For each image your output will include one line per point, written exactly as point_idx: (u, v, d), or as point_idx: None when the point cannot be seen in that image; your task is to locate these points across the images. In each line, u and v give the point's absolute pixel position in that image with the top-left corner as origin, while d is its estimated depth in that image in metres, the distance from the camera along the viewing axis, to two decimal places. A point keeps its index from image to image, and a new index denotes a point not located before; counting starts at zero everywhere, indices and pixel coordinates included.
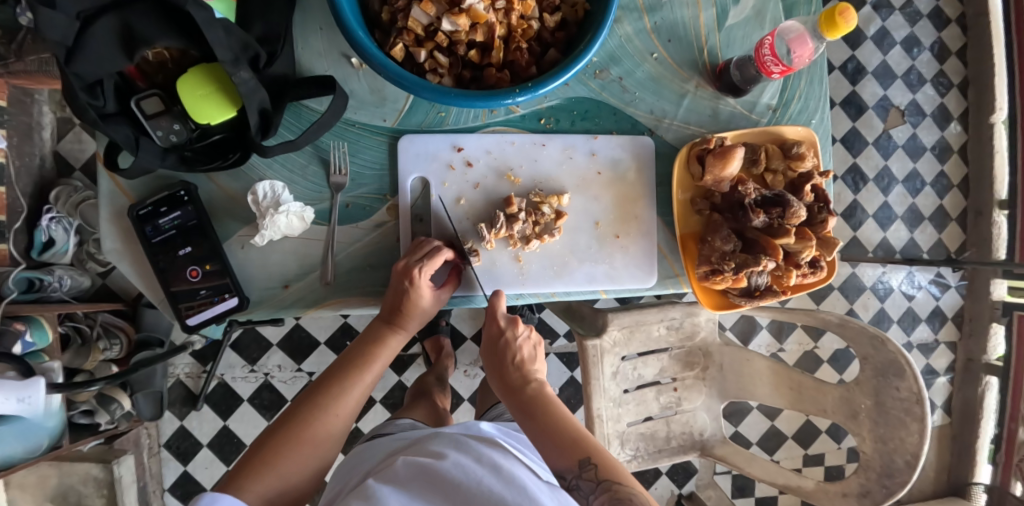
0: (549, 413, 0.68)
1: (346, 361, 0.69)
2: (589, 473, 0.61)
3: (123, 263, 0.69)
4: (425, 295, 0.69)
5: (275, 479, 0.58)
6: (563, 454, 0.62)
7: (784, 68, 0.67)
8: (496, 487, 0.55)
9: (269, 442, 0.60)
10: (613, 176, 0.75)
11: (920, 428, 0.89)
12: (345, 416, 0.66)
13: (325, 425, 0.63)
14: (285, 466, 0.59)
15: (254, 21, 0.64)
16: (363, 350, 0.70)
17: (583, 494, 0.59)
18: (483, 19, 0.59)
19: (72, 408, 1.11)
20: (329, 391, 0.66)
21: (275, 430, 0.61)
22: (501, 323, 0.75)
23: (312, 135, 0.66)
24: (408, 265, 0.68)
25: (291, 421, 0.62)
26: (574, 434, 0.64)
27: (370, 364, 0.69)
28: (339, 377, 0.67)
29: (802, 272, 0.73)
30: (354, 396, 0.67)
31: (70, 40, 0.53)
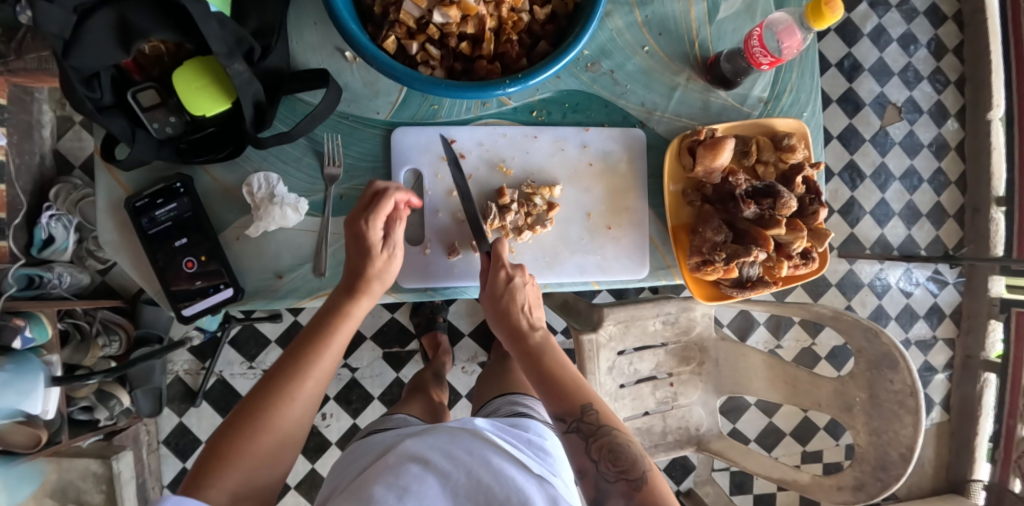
0: (553, 364, 0.74)
1: (304, 340, 0.65)
2: (589, 417, 0.69)
3: (120, 254, 0.70)
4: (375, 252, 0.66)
5: (238, 473, 0.56)
6: (567, 402, 0.70)
7: (772, 60, 0.67)
8: (485, 478, 0.57)
9: (228, 433, 0.58)
10: (605, 168, 0.75)
11: (914, 421, 0.89)
12: (306, 399, 0.62)
13: (283, 410, 0.60)
14: (249, 458, 0.57)
15: (248, 15, 0.64)
16: (322, 325, 0.66)
17: (583, 438, 0.68)
18: (474, 11, 0.60)
19: (72, 404, 1.12)
20: (287, 375, 0.61)
21: (233, 421, 0.59)
22: (507, 271, 0.70)
23: (308, 125, 0.67)
24: (355, 216, 0.66)
25: (250, 409, 0.59)
26: (575, 382, 0.72)
27: (329, 339, 0.65)
28: (297, 358, 0.63)
29: (794, 263, 0.73)
30: (313, 378, 0.63)
31: (68, 33, 0.54)
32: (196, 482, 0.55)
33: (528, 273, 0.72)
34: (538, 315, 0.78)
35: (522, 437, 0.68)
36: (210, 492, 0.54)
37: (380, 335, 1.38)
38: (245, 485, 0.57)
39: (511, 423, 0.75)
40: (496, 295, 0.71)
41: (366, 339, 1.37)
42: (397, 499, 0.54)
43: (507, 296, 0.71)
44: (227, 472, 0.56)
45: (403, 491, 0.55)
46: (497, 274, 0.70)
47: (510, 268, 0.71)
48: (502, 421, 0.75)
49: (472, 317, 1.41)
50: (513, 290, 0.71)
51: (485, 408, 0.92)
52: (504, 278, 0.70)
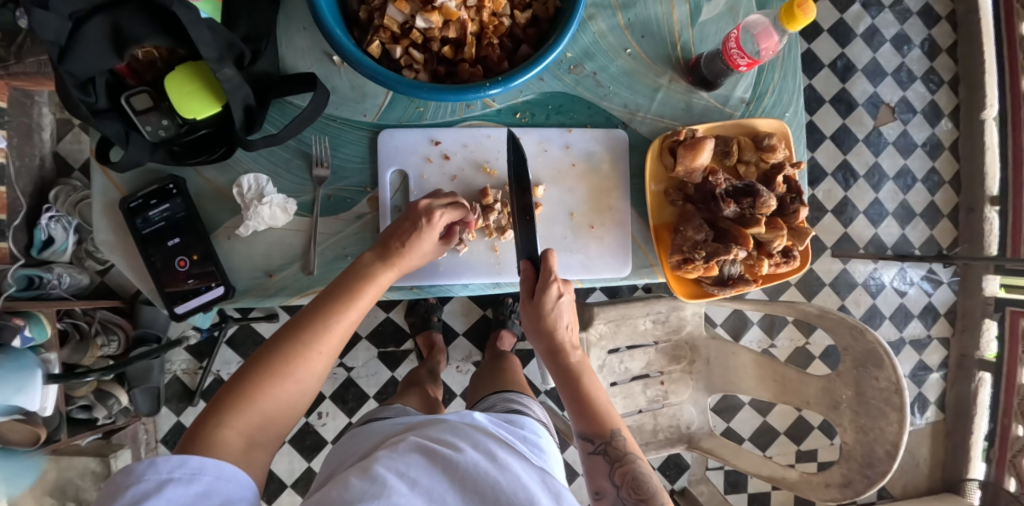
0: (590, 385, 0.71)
1: (331, 293, 0.63)
2: (618, 444, 0.68)
3: (115, 254, 0.71)
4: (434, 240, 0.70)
5: (258, 415, 0.55)
6: (599, 425, 0.69)
7: (750, 61, 0.68)
8: (492, 472, 0.58)
9: (251, 375, 0.56)
10: (588, 168, 0.76)
11: (899, 418, 0.90)
12: (332, 350, 0.61)
13: (312, 357, 0.59)
14: (267, 403, 0.56)
15: (238, 21, 0.66)
16: (352, 282, 0.65)
17: (608, 462, 0.67)
18: (455, 16, 0.62)
19: (71, 403, 1.14)
20: (315, 327, 0.60)
21: (253, 364, 0.57)
22: (558, 287, 0.70)
23: (294, 130, 0.68)
24: (426, 206, 0.69)
25: (274, 353, 0.57)
26: (606, 405, 0.70)
27: (360, 296, 0.64)
28: (327, 310, 0.62)
29: (775, 261, 0.74)
30: (341, 331, 0.61)
31: (63, 40, 0.56)
32: (209, 423, 0.52)
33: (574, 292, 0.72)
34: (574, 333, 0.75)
35: (517, 432, 0.71)
36: (225, 434, 0.52)
37: (375, 335, 1.40)
38: (258, 434, 0.54)
39: (504, 419, 0.75)
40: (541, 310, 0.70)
41: (362, 339, 1.39)
42: (408, 489, 0.54)
43: (555, 313, 0.71)
44: (245, 415, 0.54)
45: (414, 481, 0.55)
46: (549, 288, 0.70)
47: (560, 284, 0.71)
48: (496, 416, 0.76)
49: (467, 317, 1.43)
50: (559, 308, 0.71)
51: (479, 404, 0.94)
52: (554, 292, 0.70)
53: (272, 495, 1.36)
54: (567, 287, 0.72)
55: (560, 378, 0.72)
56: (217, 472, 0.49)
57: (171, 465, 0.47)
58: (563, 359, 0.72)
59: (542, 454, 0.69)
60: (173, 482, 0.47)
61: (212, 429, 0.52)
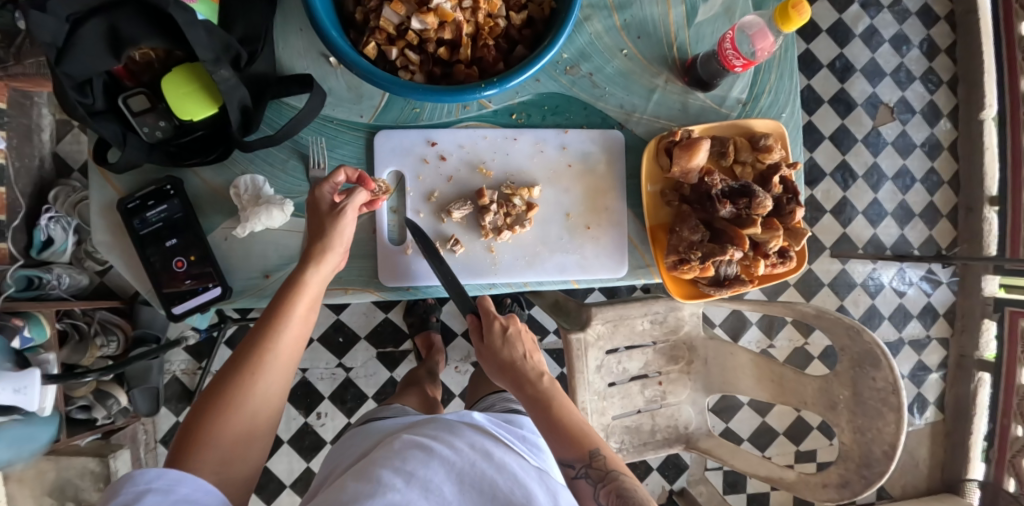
0: (559, 409, 0.70)
1: (269, 312, 0.61)
2: (598, 463, 0.67)
3: (113, 255, 0.71)
4: (326, 207, 0.67)
5: (219, 454, 0.54)
6: (575, 447, 0.67)
7: (745, 62, 0.68)
8: (487, 470, 0.58)
9: (201, 413, 0.55)
10: (584, 168, 0.77)
11: (897, 418, 0.90)
12: (278, 369, 0.59)
13: (256, 384, 0.57)
14: (223, 439, 0.54)
15: (235, 22, 0.66)
16: (286, 293, 0.62)
17: (591, 484, 0.66)
18: (450, 18, 0.62)
19: (69, 404, 1.15)
20: (253, 350, 0.58)
21: (198, 407, 0.55)
22: (501, 320, 0.75)
23: (290, 131, 0.68)
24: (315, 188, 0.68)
25: (219, 389, 0.56)
26: (581, 425, 0.70)
27: (295, 306, 0.61)
28: (263, 331, 0.59)
29: (771, 262, 0.75)
30: (283, 348, 0.59)
31: (60, 41, 0.56)
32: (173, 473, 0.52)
33: (520, 321, 0.77)
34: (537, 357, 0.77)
35: (516, 431, 0.71)
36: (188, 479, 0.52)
37: (374, 335, 1.40)
38: (225, 471, 0.54)
39: (503, 419, 0.75)
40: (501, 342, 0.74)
41: (361, 339, 1.39)
42: (404, 484, 0.54)
43: (506, 345, 0.74)
44: (204, 456, 0.53)
45: (410, 476, 0.55)
46: (493, 323, 0.75)
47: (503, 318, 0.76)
48: (495, 416, 0.76)
49: (465, 317, 1.43)
50: (509, 340, 0.75)
51: (478, 404, 0.94)
52: (499, 327, 0.75)
53: (271, 496, 1.36)
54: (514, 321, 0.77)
55: (533, 408, 0.70)
56: (193, 486, 0.50)
57: (148, 477, 0.49)
58: (530, 386, 0.72)
59: (541, 453, 0.69)
60: (150, 493, 0.48)
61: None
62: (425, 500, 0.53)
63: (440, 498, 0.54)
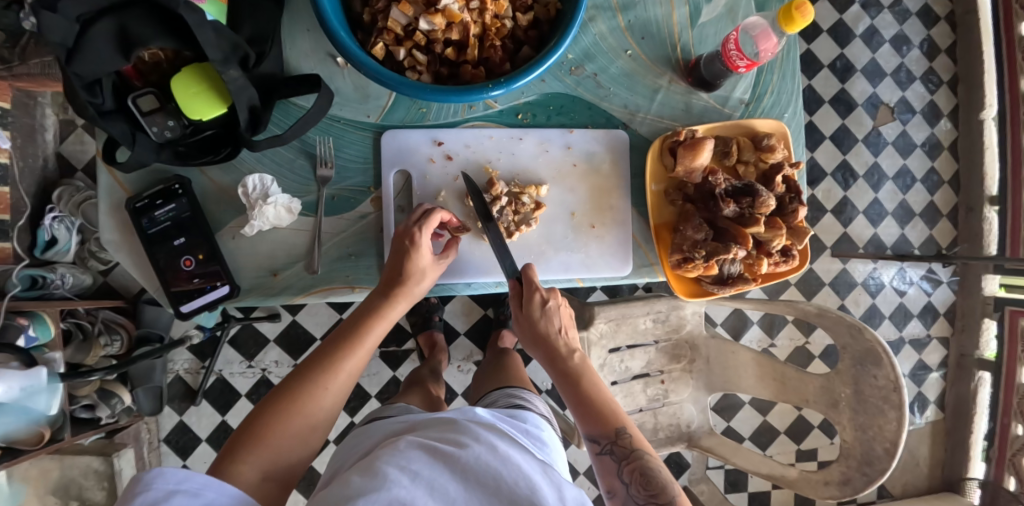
0: (590, 386, 0.72)
1: (341, 334, 0.68)
2: (623, 441, 0.69)
3: (121, 254, 0.72)
4: (426, 260, 0.70)
5: (272, 451, 0.59)
6: (603, 424, 0.69)
7: (749, 62, 0.69)
8: (493, 464, 0.58)
9: (266, 412, 0.61)
10: (589, 168, 0.77)
11: (898, 416, 0.91)
12: (341, 386, 0.65)
13: (321, 395, 0.63)
14: (279, 439, 0.60)
15: (243, 23, 0.67)
16: (360, 319, 0.69)
17: (615, 460, 0.68)
18: (458, 19, 0.62)
19: (73, 403, 1.14)
20: (325, 365, 0.65)
21: (264, 407, 0.61)
22: (542, 294, 0.72)
23: (299, 131, 0.69)
24: (407, 228, 0.70)
25: (286, 392, 0.62)
26: (611, 403, 0.71)
27: (367, 334, 0.68)
28: (337, 349, 0.66)
29: (774, 261, 0.75)
30: (350, 369, 0.66)
31: (70, 42, 0.56)
32: (226, 459, 0.57)
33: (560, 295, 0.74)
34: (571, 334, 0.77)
35: (520, 426, 0.72)
36: (240, 468, 0.56)
37: None
38: (272, 468, 0.58)
39: (507, 415, 0.76)
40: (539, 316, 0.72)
41: None
42: (409, 481, 0.55)
43: (544, 320, 0.73)
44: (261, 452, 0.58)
45: (415, 474, 0.56)
46: (534, 296, 0.72)
47: (544, 291, 0.73)
48: (500, 412, 0.77)
49: (468, 316, 1.43)
50: (548, 315, 0.73)
51: (483, 400, 0.95)
52: (539, 300, 0.72)
53: None
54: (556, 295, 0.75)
55: (562, 382, 0.73)
56: (219, 490, 0.52)
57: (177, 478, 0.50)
58: (562, 363, 0.73)
59: (545, 448, 0.70)
60: (178, 495, 0.49)
61: (228, 465, 0.56)
62: (429, 498, 0.54)
63: (445, 496, 0.55)
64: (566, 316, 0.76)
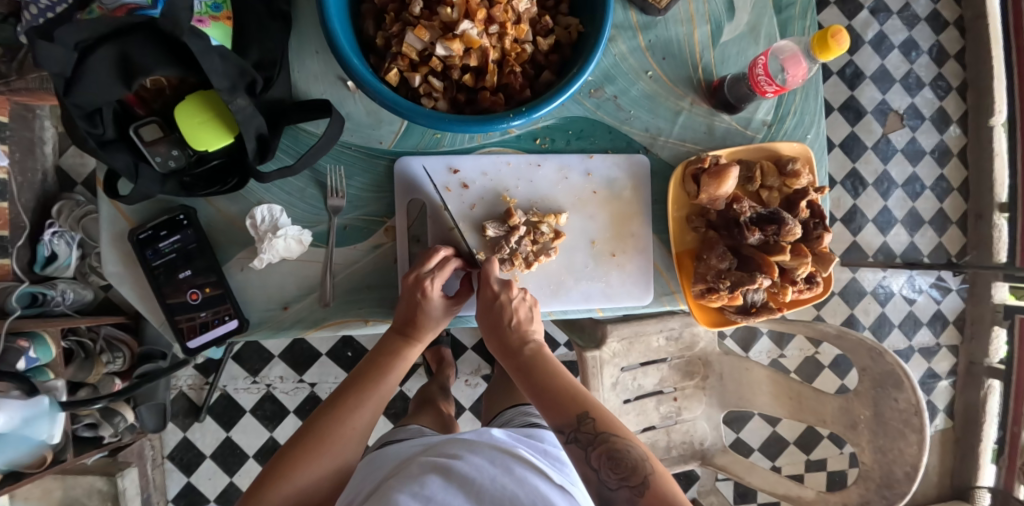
0: (547, 375, 0.68)
1: (362, 374, 0.68)
2: (587, 426, 0.64)
3: (124, 285, 0.69)
4: (439, 306, 0.69)
5: (294, 489, 0.60)
6: (562, 412, 0.65)
7: (777, 88, 0.67)
8: (508, 485, 0.56)
9: (289, 453, 0.61)
10: (609, 195, 0.75)
11: (919, 439, 0.89)
12: (365, 427, 0.66)
13: (346, 434, 0.64)
14: (300, 478, 0.60)
15: (251, 47, 0.64)
16: (382, 360, 0.68)
17: (582, 447, 0.63)
18: (477, 44, 0.60)
19: (76, 422, 1.11)
20: (344, 406, 0.65)
21: (289, 447, 0.62)
22: (494, 288, 0.70)
23: (310, 160, 0.66)
24: (419, 277, 0.68)
25: (311, 429, 0.63)
26: (572, 389, 0.67)
27: (387, 374, 0.68)
28: (357, 389, 0.67)
29: (798, 288, 0.73)
30: (370, 408, 0.66)
31: (69, 71, 0.54)
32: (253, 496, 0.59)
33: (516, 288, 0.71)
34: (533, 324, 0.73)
35: (538, 446, 0.69)
36: None
37: None
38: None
39: (525, 435, 0.74)
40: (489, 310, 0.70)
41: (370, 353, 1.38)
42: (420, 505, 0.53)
43: (498, 313, 0.70)
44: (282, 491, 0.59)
45: (427, 498, 0.55)
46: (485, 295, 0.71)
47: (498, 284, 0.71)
48: (515, 431, 0.75)
49: (475, 330, 1.41)
50: (499, 304, 0.70)
51: (496, 418, 0.92)
52: (490, 294, 0.71)
53: None
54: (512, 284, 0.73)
55: (519, 376, 0.70)
56: None
57: None
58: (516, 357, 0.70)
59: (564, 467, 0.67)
60: None
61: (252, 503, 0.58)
62: None
63: None
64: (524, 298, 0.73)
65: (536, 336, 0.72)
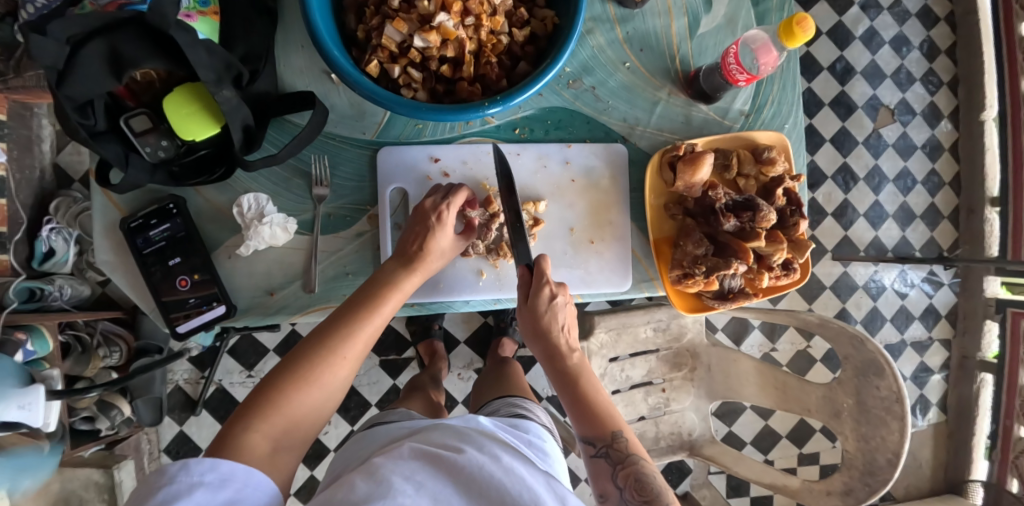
0: (588, 388, 0.72)
1: (355, 303, 0.65)
2: (619, 444, 0.68)
3: (116, 273, 0.71)
4: (450, 237, 0.71)
5: (285, 420, 0.57)
6: (598, 427, 0.69)
7: (749, 76, 0.69)
8: (497, 474, 0.57)
9: (278, 380, 0.59)
10: (588, 183, 0.77)
11: (900, 427, 0.90)
12: (358, 357, 0.64)
13: (337, 363, 0.61)
14: (293, 408, 0.58)
15: (236, 42, 0.66)
16: (375, 290, 0.67)
17: (610, 464, 0.67)
18: (454, 36, 0.62)
19: (73, 415, 1.13)
20: (341, 334, 0.63)
21: (280, 374, 0.59)
22: (551, 288, 0.71)
23: (294, 150, 0.68)
24: (434, 204, 0.71)
25: (302, 357, 0.61)
26: (607, 406, 0.71)
27: (382, 305, 0.66)
28: (353, 317, 0.64)
29: (775, 274, 0.75)
30: (365, 337, 0.64)
31: (61, 64, 0.55)
32: (238, 425, 0.55)
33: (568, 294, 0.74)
34: (573, 334, 0.77)
35: (522, 436, 0.71)
36: (252, 437, 0.55)
37: (376, 344, 1.40)
38: (283, 439, 0.57)
39: (509, 424, 0.75)
40: (540, 315, 0.71)
41: None
42: (414, 490, 0.54)
43: (548, 314, 0.72)
44: (272, 420, 0.56)
45: (419, 484, 0.55)
46: (541, 290, 0.71)
47: (553, 286, 0.72)
48: (501, 421, 0.76)
49: (468, 324, 1.43)
50: (554, 309, 0.72)
51: (485, 407, 0.94)
52: (548, 294, 0.72)
53: None
54: (563, 291, 0.75)
55: (559, 380, 0.74)
56: (246, 480, 0.51)
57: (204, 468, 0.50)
58: (561, 361, 0.74)
59: (547, 459, 0.69)
60: (202, 487, 0.49)
61: (240, 432, 0.55)
62: None
63: None
64: (570, 314, 0.76)
65: (577, 347, 0.76)
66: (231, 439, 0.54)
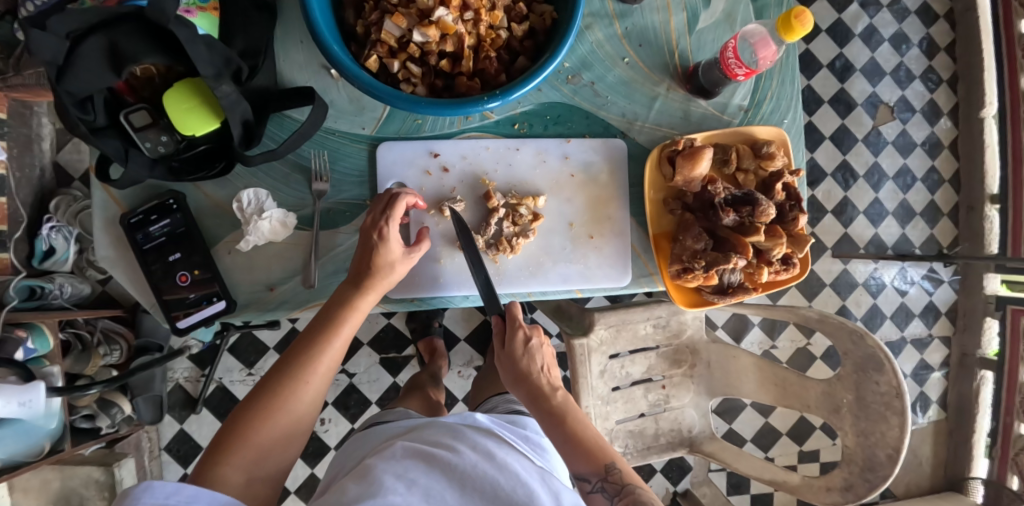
0: (575, 423, 0.71)
1: (315, 327, 0.66)
2: (613, 476, 0.67)
3: (116, 269, 0.71)
4: (396, 250, 0.68)
5: (254, 451, 0.58)
6: (590, 461, 0.68)
7: (747, 70, 0.69)
8: (490, 471, 0.57)
9: (243, 414, 0.59)
10: (586, 178, 0.77)
11: (900, 422, 0.90)
12: (320, 381, 0.64)
13: (299, 390, 0.62)
14: (262, 438, 0.59)
15: (235, 36, 0.66)
16: (332, 311, 0.66)
17: (608, 497, 0.65)
18: (452, 30, 0.62)
19: (73, 413, 1.13)
20: (300, 361, 0.63)
21: (245, 408, 0.60)
22: (524, 331, 0.75)
23: (293, 145, 0.68)
24: (374, 220, 0.69)
25: (264, 392, 0.61)
26: (597, 439, 0.70)
27: (341, 326, 0.66)
28: (311, 343, 0.64)
29: (775, 269, 0.75)
30: (326, 362, 0.64)
31: (61, 59, 0.55)
32: (210, 463, 0.56)
33: (543, 334, 0.78)
34: (554, 374, 0.79)
35: (519, 432, 0.69)
36: (223, 472, 0.56)
37: (376, 341, 1.40)
38: (255, 470, 0.58)
39: (508, 420, 0.75)
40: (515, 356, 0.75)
41: (363, 345, 1.39)
42: (405, 488, 0.54)
43: (526, 357, 0.76)
44: (240, 455, 0.57)
45: (411, 481, 0.55)
46: (516, 333, 0.75)
47: (527, 329, 0.77)
48: (499, 418, 0.76)
49: (468, 322, 1.43)
50: (531, 352, 0.76)
51: (484, 405, 0.93)
52: (522, 338, 0.76)
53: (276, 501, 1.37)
54: (539, 334, 0.79)
55: (546, 421, 0.72)
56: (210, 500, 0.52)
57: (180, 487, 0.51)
58: (545, 401, 0.73)
59: (545, 452, 0.68)
60: None
61: (211, 468, 0.56)
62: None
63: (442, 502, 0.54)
64: (548, 356, 0.79)
65: (560, 387, 0.76)
66: (202, 478, 0.55)
